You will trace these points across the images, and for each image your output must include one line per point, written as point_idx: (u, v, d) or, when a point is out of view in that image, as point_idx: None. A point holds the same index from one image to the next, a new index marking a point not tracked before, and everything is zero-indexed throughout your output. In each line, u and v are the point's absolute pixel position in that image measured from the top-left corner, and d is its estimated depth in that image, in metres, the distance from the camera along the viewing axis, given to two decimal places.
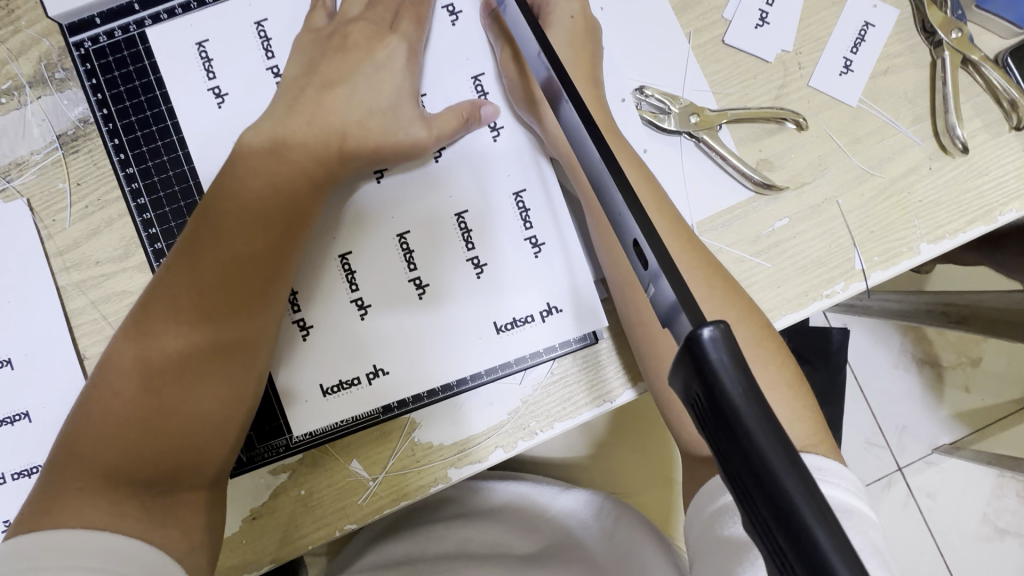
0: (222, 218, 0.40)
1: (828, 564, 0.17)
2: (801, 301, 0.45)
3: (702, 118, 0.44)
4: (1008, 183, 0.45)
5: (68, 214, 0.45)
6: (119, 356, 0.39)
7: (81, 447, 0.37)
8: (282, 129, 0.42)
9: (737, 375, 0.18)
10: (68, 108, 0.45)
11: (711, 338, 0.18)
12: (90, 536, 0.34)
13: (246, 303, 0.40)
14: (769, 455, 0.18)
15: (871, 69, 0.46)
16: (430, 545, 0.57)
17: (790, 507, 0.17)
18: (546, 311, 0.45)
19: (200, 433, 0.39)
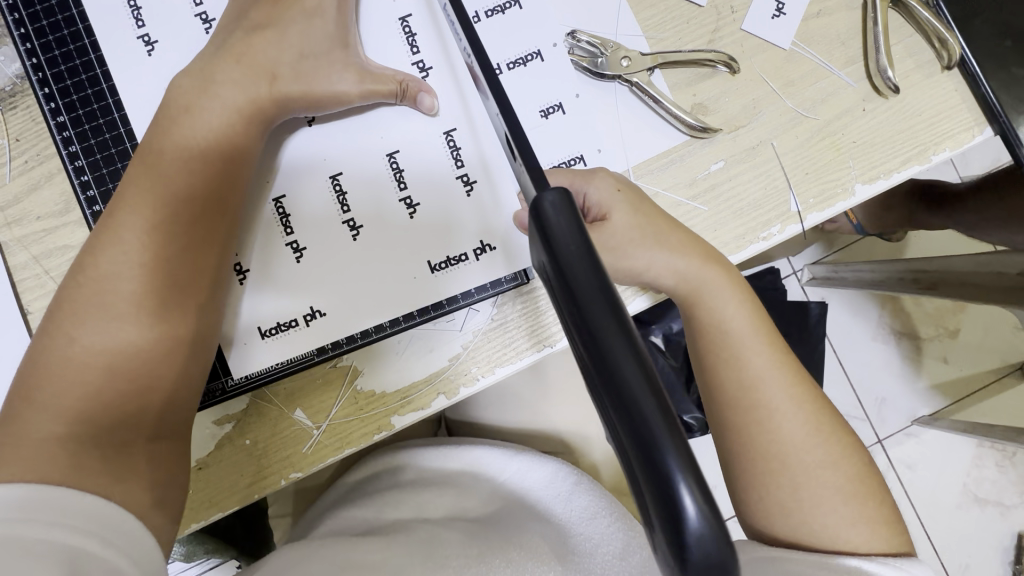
0: (162, 160, 0.40)
1: (632, 398, 0.19)
2: (738, 245, 0.46)
3: (633, 62, 0.45)
4: (940, 123, 0.46)
5: (7, 170, 0.45)
6: (70, 304, 0.38)
7: (37, 400, 0.36)
8: (211, 69, 0.42)
9: (574, 233, 0.21)
10: (4, 64, 0.45)
11: (551, 200, 0.22)
12: (41, 491, 0.33)
13: (196, 241, 0.40)
14: (588, 295, 0.20)
15: (803, 12, 0.46)
16: (386, 509, 0.57)
17: (603, 344, 0.19)
18: (480, 250, 0.46)
19: (161, 370, 0.38)
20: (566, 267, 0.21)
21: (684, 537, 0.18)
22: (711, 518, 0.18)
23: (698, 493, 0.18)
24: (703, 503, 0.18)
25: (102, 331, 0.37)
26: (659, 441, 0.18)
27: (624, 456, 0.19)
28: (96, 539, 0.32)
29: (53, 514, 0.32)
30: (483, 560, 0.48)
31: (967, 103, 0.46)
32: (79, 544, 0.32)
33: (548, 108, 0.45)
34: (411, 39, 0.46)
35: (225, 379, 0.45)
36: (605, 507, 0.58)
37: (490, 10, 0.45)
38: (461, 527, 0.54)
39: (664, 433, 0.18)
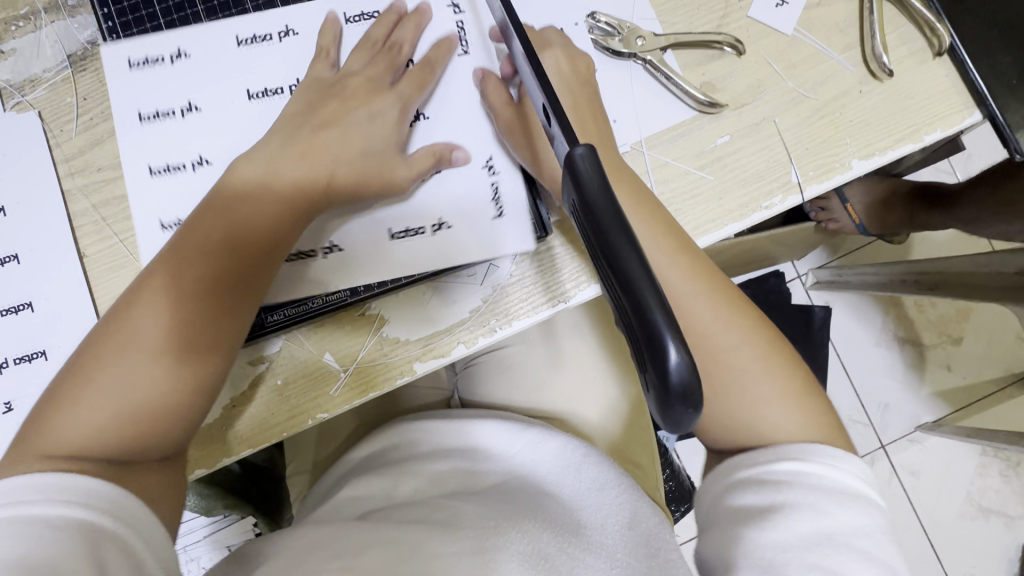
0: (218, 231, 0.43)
1: (633, 283, 0.22)
2: (741, 212, 0.49)
3: (647, 41, 0.49)
4: (932, 106, 0.49)
5: (75, 125, 0.50)
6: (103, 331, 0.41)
7: (69, 419, 0.39)
8: (281, 152, 0.46)
9: (601, 180, 0.24)
10: (77, 32, 0.50)
11: (582, 155, 0.24)
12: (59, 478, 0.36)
13: (212, 292, 0.41)
14: (600, 211, 0.24)
15: (805, 2, 0.50)
16: (397, 485, 0.59)
17: (609, 245, 0.23)
18: (495, 214, 0.49)
19: (162, 411, 0.40)
20: (594, 205, 0.24)
21: (667, 379, 0.21)
22: (692, 361, 0.21)
23: (682, 346, 0.21)
24: (685, 356, 0.21)
25: (140, 373, 0.40)
26: (653, 311, 0.22)
27: (632, 334, 0.23)
28: (110, 518, 0.36)
29: (82, 496, 0.36)
30: (498, 529, 0.49)
31: (957, 88, 0.49)
32: (94, 521, 0.35)
33: None
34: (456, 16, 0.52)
35: (261, 317, 0.48)
36: (613, 478, 0.60)
37: None
38: (468, 497, 0.56)
39: (658, 309, 0.22)
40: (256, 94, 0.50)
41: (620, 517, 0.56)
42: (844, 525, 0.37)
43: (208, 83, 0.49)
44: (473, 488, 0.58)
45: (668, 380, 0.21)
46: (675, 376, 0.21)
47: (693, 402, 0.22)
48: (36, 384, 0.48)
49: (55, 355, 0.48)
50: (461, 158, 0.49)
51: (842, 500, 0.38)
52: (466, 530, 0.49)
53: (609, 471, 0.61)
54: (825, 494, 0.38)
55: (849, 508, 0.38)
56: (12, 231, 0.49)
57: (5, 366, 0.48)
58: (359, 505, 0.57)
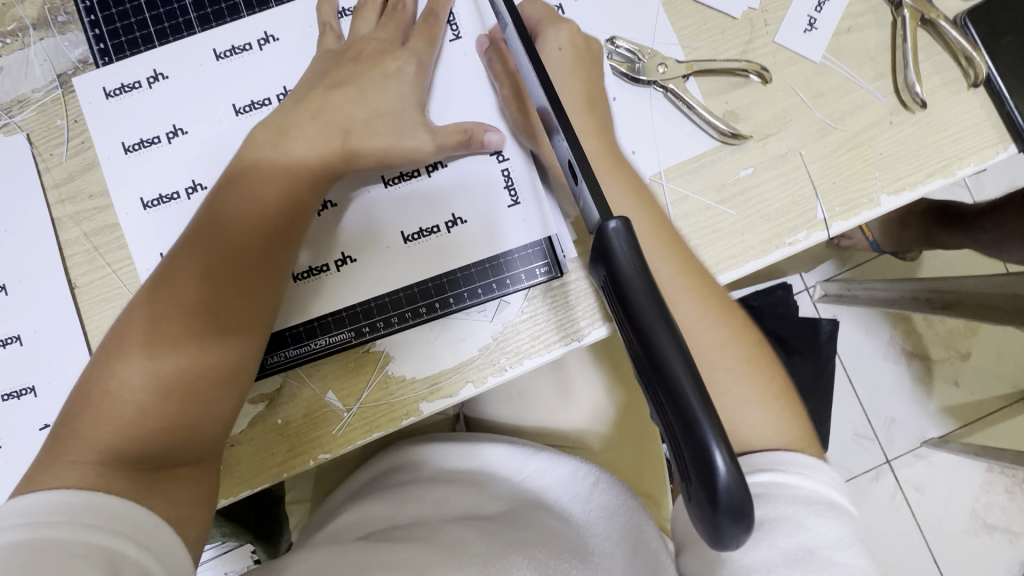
0: (226, 225, 0.42)
1: (675, 389, 0.21)
2: (764, 249, 0.47)
3: (668, 68, 0.46)
4: (966, 139, 0.47)
5: (65, 149, 0.47)
6: (116, 345, 0.40)
7: (86, 430, 0.38)
8: (286, 125, 0.45)
9: (634, 254, 0.22)
10: (68, 50, 0.47)
11: (616, 229, 0.23)
12: (83, 496, 0.35)
13: (239, 290, 0.41)
14: (639, 305, 0.22)
15: (834, 27, 0.48)
16: (402, 507, 0.57)
17: (647, 343, 0.22)
18: (511, 201, 0.48)
19: (195, 415, 0.40)
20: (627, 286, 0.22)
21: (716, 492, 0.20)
22: (739, 473, 0.20)
23: (732, 458, 0.20)
24: (731, 463, 0.20)
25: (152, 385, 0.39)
26: (697, 419, 0.20)
27: (671, 431, 0.21)
28: (132, 544, 0.34)
29: (101, 519, 0.34)
30: (504, 557, 0.47)
31: (991, 120, 0.47)
32: (119, 548, 0.33)
33: None
34: (452, 22, 0.49)
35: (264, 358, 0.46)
36: (623, 504, 0.58)
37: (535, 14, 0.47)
38: (473, 521, 0.54)
39: (704, 417, 0.20)
40: (242, 110, 0.47)
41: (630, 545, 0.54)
42: (824, 540, 0.34)
43: (196, 104, 0.47)
44: (478, 512, 0.56)
45: (717, 495, 0.20)
46: (725, 492, 0.20)
47: (742, 518, 0.20)
48: (24, 422, 0.46)
49: (45, 391, 0.46)
50: (486, 143, 0.46)
51: (818, 510, 0.35)
52: (471, 555, 0.47)
53: (621, 499, 0.59)
54: (805, 507, 0.35)
55: (826, 520, 0.35)
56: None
57: None
58: (361, 530, 0.55)
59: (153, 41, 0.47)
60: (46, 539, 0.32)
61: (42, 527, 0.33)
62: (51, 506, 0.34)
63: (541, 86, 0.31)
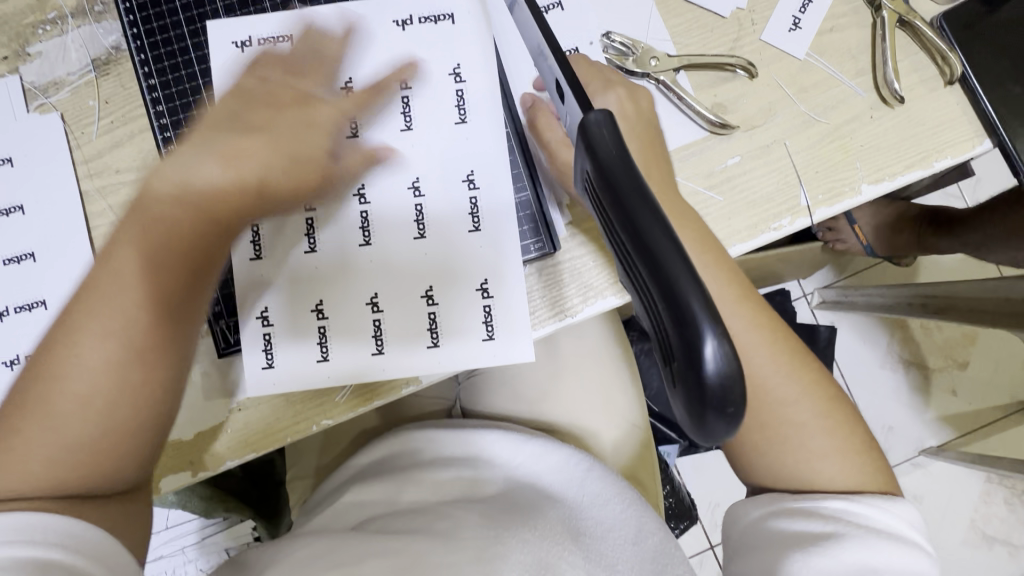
0: (173, 211, 0.38)
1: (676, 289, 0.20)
2: (751, 233, 0.49)
3: (661, 62, 0.49)
4: (943, 133, 0.50)
5: (95, 128, 0.50)
6: (59, 338, 0.37)
7: (23, 443, 0.35)
8: (243, 114, 0.42)
9: (616, 147, 0.21)
10: (102, 37, 0.51)
11: (597, 120, 0.21)
12: (36, 517, 0.34)
13: (163, 320, 0.38)
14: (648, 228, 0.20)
15: (818, 27, 0.50)
16: (402, 493, 0.59)
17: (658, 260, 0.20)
18: (472, 227, 0.48)
19: (141, 427, 0.38)
20: (610, 177, 0.21)
21: (707, 386, 0.19)
22: (730, 355, 0.20)
23: (721, 342, 0.19)
24: (719, 345, 0.20)
25: (97, 393, 0.36)
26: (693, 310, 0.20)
27: (653, 308, 0.21)
28: (102, 569, 0.35)
29: (63, 538, 0.34)
30: (500, 539, 0.49)
31: (967, 115, 0.50)
32: (89, 571, 0.34)
33: None
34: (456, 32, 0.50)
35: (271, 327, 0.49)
36: (616, 494, 0.59)
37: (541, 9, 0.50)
38: (468, 505, 0.56)
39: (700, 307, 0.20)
40: None
41: (620, 531, 0.56)
42: (893, 564, 0.39)
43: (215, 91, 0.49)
44: (472, 497, 0.58)
45: (706, 384, 0.20)
46: (711, 374, 0.19)
47: (731, 417, 0.20)
48: None
49: None
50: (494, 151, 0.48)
51: (897, 546, 0.39)
52: (467, 537, 0.49)
53: (613, 487, 0.60)
54: (874, 535, 0.40)
55: (898, 552, 0.39)
56: (27, 229, 0.50)
57: (16, 363, 0.49)
58: (360, 513, 0.58)
59: (182, 27, 0.49)
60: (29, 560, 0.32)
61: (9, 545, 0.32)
62: (21, 525, 0.33)
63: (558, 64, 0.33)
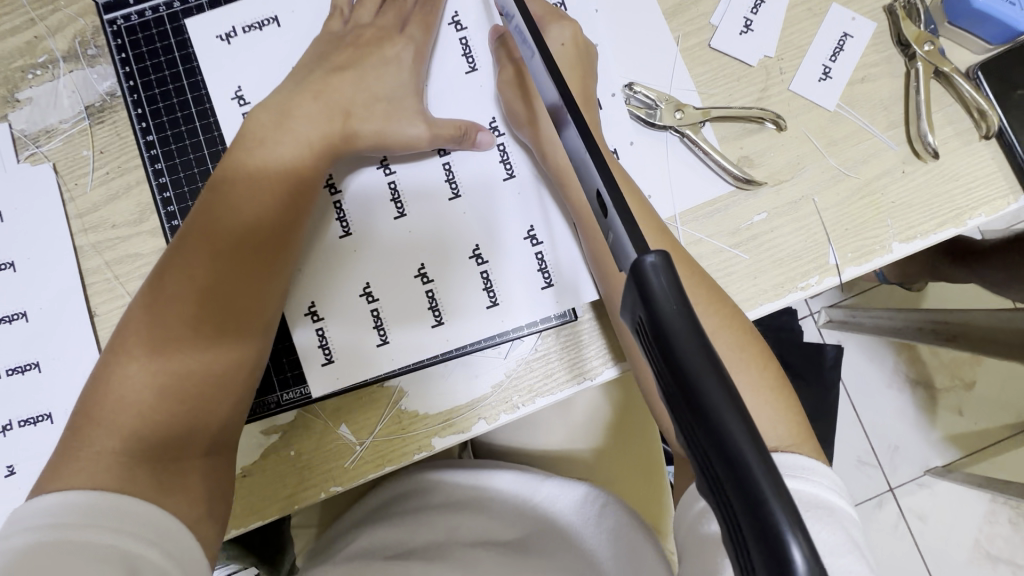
0: (233, 200, 0.43)
1: (756, 487, 0.18)
2: (777, 292, 0.47)
3: (686, 114, 0.47)
4: (977, 189, 0.48)
5: (90, 179, 0.48)
6: (132, 329, 0.41)
7: (96, 437, 0.38)
8: (290, 105, 0.45)
9: (676, 297, 0.19)
10: (96, 82, 0.48)
11: (654, 264, 0.19)
12: (106, 497, 0.35)
13: (222, 300, 0.41)
14: (722, 412, 0.18)
15: (849, 77, 0.48)
16: (417, 533, 0.58)
17: (738, 460, 0.18)
18: (505, 175, 0.49)
19: (206, 401, 0.41)
20: (667, 332, 0.19)
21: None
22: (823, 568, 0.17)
23: (808, 546, 0.17)
24: (808, 551, 0.17)
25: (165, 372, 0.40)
26: (774, 510, 0.18)
27: (719, 490, 0.19)
28: (154, 547, 0.34)
29: (125, 523, 0.35)
30: None
31: (1003, 171, 0.48)
32: (140, 552, 0.34)
33: None
34: (468, 52, 0.49)
35: (280, 395, 0.47)
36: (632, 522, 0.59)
37: None
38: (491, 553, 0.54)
39: (782, 508, 0.18)
40: None
41: None
42: (824, 544, 0.34)
43: (219, 146, 0.48)
44: (489, 543, 0.56)
45: None
46: None
47: None
48: (38, 449, 0.46)
49: (60, 418, 0.47)
50: (484, 139, 0.47)
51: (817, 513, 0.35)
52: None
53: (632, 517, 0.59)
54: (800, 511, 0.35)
55: (822, 524, 0.35)
56: (20, 287, 0.47)
57: (9, 429, 0.46)
58: (382, 552, 0.56)
59: (182, 79, 0.48)
60: (81, 540, 0.33)
61: (68, 528, 0.33)
62: (84, 509, 0.35)
63: (554, 84, 0.30)
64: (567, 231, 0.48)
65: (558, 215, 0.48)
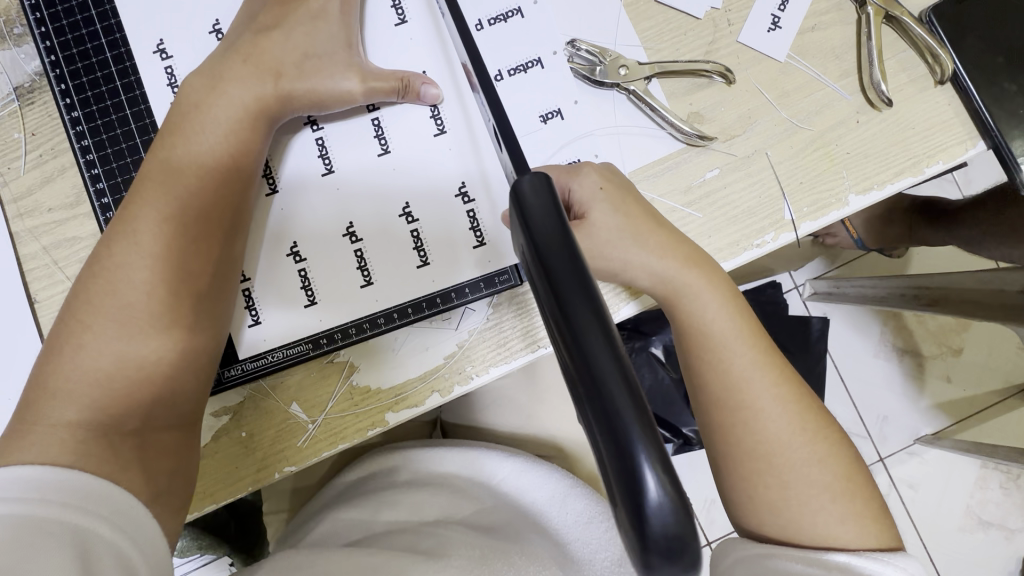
0: (180, 163, 0.41)
1: (607, 393, 0.19)
2: (732, 251, 0.46)
3: (631, 70, 0.46)
4: (934, 137, 0.46)
5: (23, 162, 0.47)
6: (84, 297, 0.39)
7: (49, 412, 0.36)
8: (219, 70, 0.43)
9: (548, 220, 0.23)
10: (24, 62, 0.47)
11: (530, 189, 0.23)
12: (55, 472, 0.34)
13: (172, 267, 0.39)
14: (581, 320, 0.20)
15: (799, 26, 0.47)
16: (383, 511, 0.56)
17: (593, 367, 0.19)
18: (437, 130, 0.47)
19: (160, 372, 0.39)
20: (544, 252, 0.22)
21: (646, 516, 0.18)
22: (674, 489, 0.18)
23: (658, 461, 0.18)
24: (659, 467, 0.19)
25: (120, 340, 0.38)
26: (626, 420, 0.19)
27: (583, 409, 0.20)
28: (106, 524, 0.33)
29: (78, 498, 0.34)
30: (486, 561, 0.48)
31: (960, 116, 0.46)
32: (93, 528, 0.33)
33: (548, 114, 0.46)
34: (399, 8, 0.48)
35: (220, 372, 0.46)
36: (601, 512, 0.59)
37: (493, 18, 0.46)
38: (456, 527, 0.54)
39: (632, 416, 0.19)
40: None
41: (607, 554, 0.56)
42: None
43: (145, 119, 0.47)
44: (455, 519, 0.55)
45: (645, 506, 0.18)
46: (652, 500, 0.18)
47: (680, 552, 0.19)
48: None
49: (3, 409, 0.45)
50: (429, 93, 0.46)
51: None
52: (456, 560, 0.47)
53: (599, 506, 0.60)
54: None
55: None
56: None
57: None
58: (339, 538, 0.54)
59: (105, 52, 0.47)
60: (32, 517, 0.32)
61: (20, 503, 0.32)
62: (27, 482, 0.33)
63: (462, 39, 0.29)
64: (502, 189, 0.47)
65: (498, 177, 0.47)
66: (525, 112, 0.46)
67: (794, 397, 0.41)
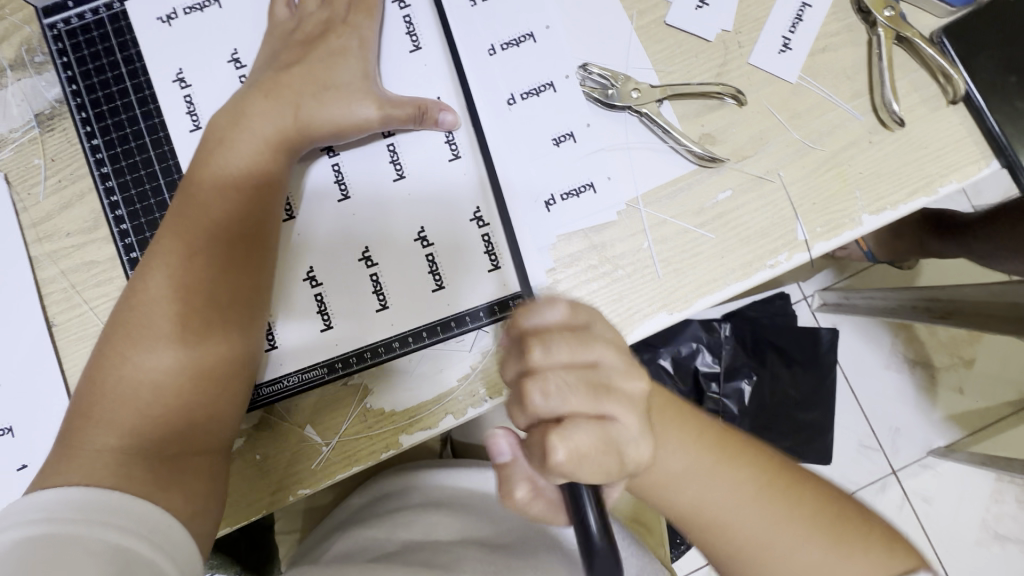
0: (210, 193, 0.42)
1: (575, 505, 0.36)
2: (745, 271, 0.46)
3: (642, 93, 0.46)
4: (947, 156, 0.46)
5: (42, 188, 0.47)
6: (121, 326, 0.40)
7: (92, 438, 0.38)
8: (243, 103, 0.44)
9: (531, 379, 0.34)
10: (45, 90, 0.48)
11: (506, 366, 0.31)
12: (93, 493, 0.35)
13: (204, 294, 0.40)
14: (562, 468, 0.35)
15: (810, 47, 0.47)
16: (397, 530, 0.56)
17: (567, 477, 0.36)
18: (451, 156, 0.47)
19: (196, 397, 0.39)
20: None
21: (594, 546, 0.35)
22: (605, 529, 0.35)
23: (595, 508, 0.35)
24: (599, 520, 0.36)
25: (157, 367, 0.39)
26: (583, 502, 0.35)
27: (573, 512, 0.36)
28: (145, 542, 0.34)
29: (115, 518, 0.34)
30: None
31: (973, 136, 0.46)
32: (132, 546, 0.33)
33: (560, 137, 0.47)
34: (413, 33, 0.48)
35: None
36: (615, 532, 0.58)
37: (506, 43, 0.47)
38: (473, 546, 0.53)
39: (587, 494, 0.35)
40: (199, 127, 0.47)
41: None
42: None
43: (164, 145, 0.47)
44: (472, 538, 0.55)
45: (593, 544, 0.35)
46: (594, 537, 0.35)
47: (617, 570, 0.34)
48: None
49: (23, 432, 0.46)
50: (447, 121, 0.46)
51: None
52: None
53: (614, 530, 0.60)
54: None
55: None
56: None
57: None
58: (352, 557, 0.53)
59: (125, 81, 0.48)
60: (59, 534, 0.33)
61: (57, 522, 0.33)
62: (71, 504, 0.34)
63: None
64: (517, 215, 0.47)
65: (513, 203, 0.47)
66: (538, 138, 0.47)
67: (785, 482, 0.42)
